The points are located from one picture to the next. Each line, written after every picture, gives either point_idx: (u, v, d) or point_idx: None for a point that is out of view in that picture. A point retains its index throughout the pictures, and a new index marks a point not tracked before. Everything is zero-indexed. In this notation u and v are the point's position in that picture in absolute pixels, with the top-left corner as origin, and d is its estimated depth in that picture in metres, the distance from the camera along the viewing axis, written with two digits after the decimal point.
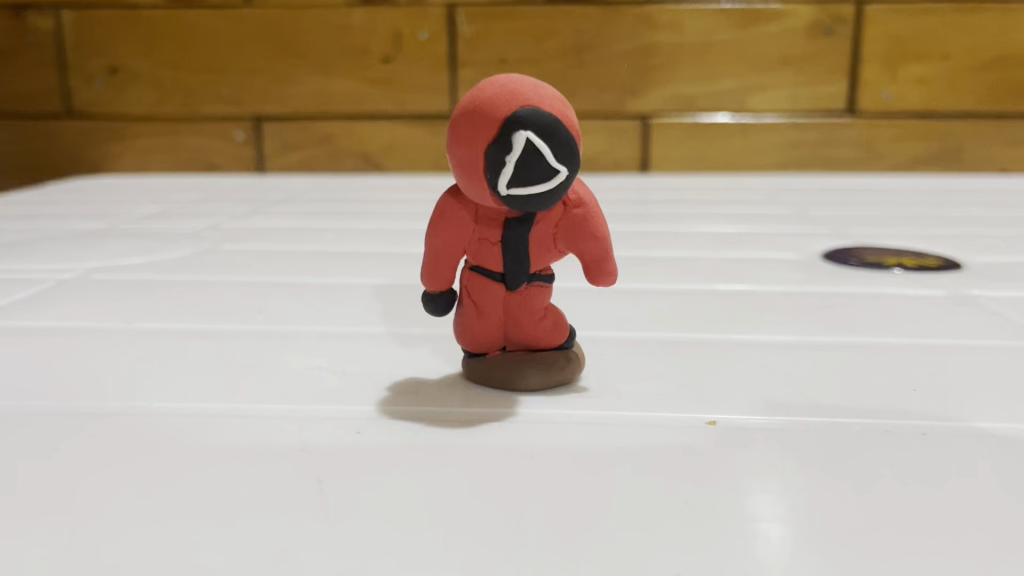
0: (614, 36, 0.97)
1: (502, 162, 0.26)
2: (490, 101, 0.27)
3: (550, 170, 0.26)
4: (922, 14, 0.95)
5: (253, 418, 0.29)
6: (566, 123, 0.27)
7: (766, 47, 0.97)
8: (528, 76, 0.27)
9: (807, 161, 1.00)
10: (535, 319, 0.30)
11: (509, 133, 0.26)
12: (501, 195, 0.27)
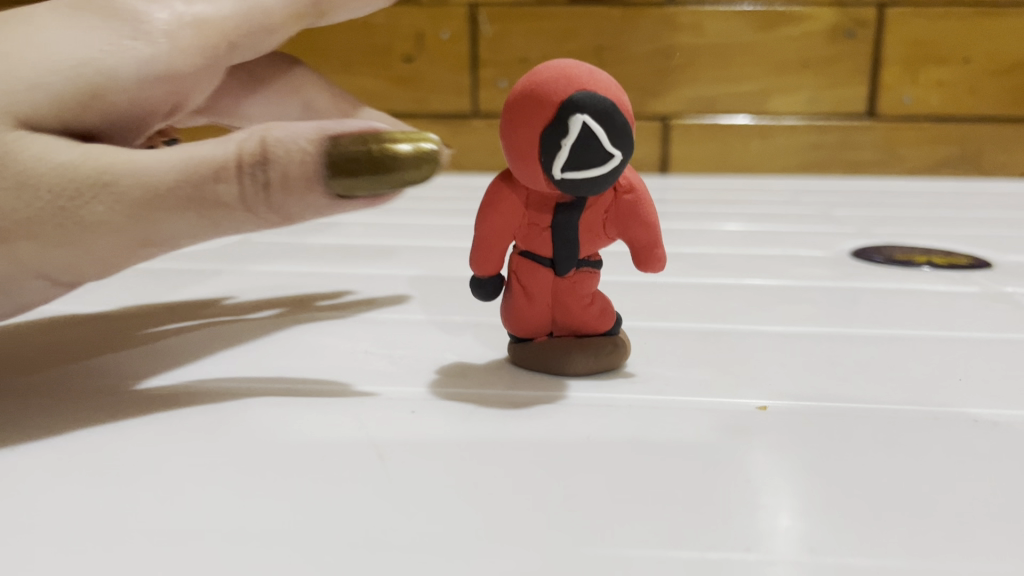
0: (636, 38, 0.98)
1: (558, 145, 0.27)
2: (546, 83, 0.27)
3: (605, 154, 0.27)
4: (945, 17, 0.95)
5: (304, 398, 0.29)
6: (621, 107, 0.27)
7: (787, 50, 0.97)
8: (583, 61, 0.27)
9: (828, 163, 1.00)
10: (583, 305, 0.31)
11: (566, 116, 0.26)
12: (556, 178, 0.28)
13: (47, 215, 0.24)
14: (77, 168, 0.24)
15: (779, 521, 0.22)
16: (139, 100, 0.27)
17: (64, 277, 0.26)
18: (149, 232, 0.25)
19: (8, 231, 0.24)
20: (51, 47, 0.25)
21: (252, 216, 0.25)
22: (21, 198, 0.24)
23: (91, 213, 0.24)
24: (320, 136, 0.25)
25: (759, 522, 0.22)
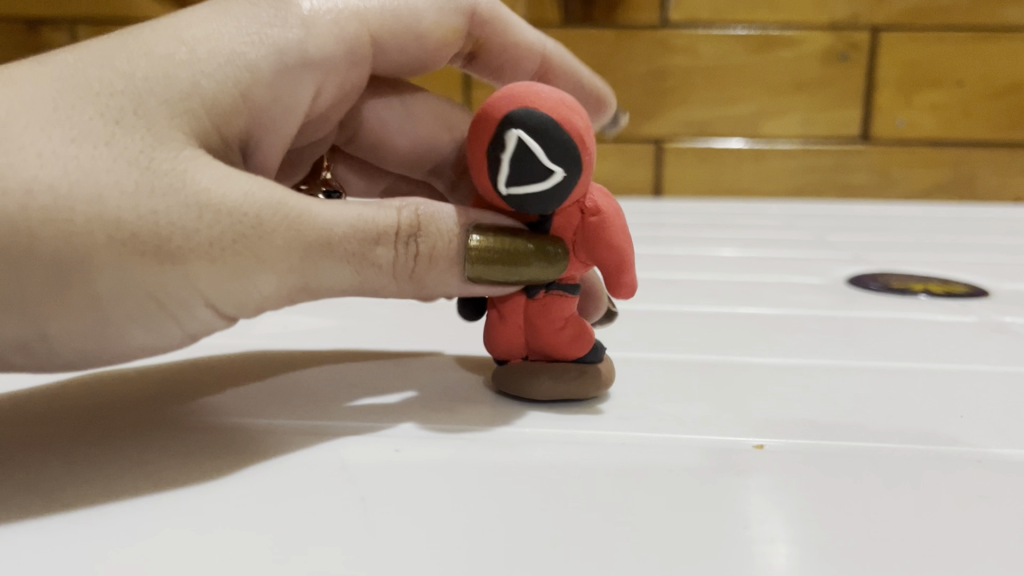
0: (628, 59, 0.98)
1: (499, 160, 0.28)
2: (495, 101, 0.28)
3: (544, 169, 0.27)
4: (938, 41, 0.95)
5: (278, 435, 0.28)
6: (564, 120, 0.27)
7: (781, 72, 0.97)
8: (537, 81, 0.28)
9: (822, 187, 1.00)
10: (554, 328, 0.31)
11: (503, 132, 0.27)
12: (504, 195, 0.29)
13: (227, 242, 0.25)
14: (262, 198, 0.26)
15: (773, 565, 0.21)
16: (282, 94, 0.31)
17: (222, 309, 0.27)
18: (312, 278, 0.27)
19: (190, 259, 0.25)
20: (207, 52, 0.28)
21: (395, 282, 0.29)
22: (203, 220, 0.25)
23: (271, 246, 0.26)
24: (466, 224, 0.29)
25: (753, 567, 0.21)
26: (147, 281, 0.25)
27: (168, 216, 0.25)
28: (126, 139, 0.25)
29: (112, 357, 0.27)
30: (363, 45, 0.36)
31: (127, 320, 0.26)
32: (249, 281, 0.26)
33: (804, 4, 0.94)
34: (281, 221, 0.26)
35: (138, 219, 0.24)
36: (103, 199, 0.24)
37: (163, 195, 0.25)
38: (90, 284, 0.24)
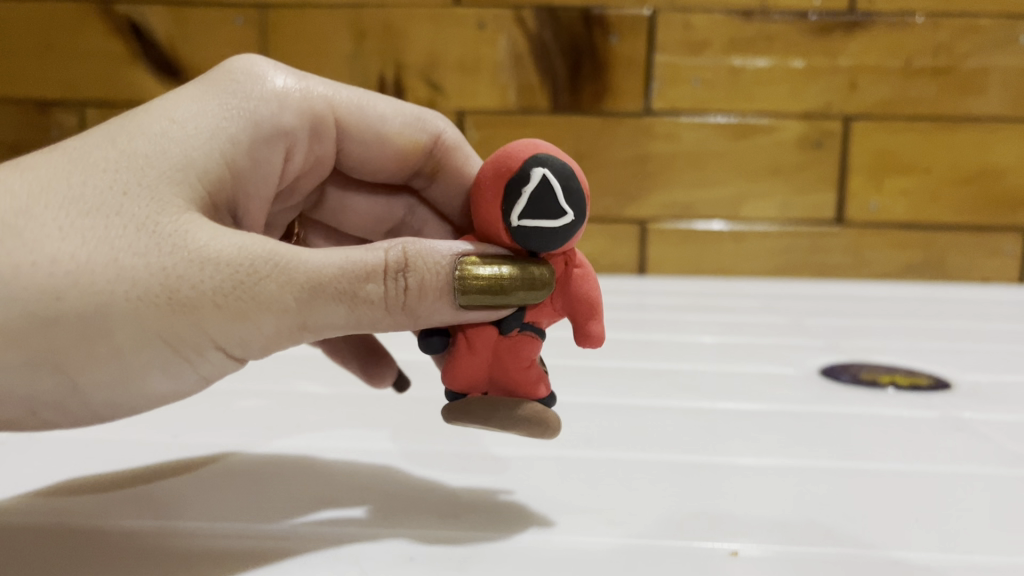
0: (614, 144, 1.02)
1: (522, 191, 0.36)
2: (519, 150, 0.37)
3: (556, 206, 0.36)
4: (905, 131, 1.01)
5: (289, 546, 0.32)
6: (578, 177, 0.38)
7: (759, 157, 1.02)
8: (553, 147, 0.38)
9: (799, 267, 1.04)
10: (519, 365, 0.38)
11: (530, 170, 0.37)
12: (512, 227, 0.37)
13: (228, 289, 0.34)
14: (252, 250, 0.34)
15: None
16: (259, 155, 0.42)
17: (228, 346, 0.35)
18: (309, 317, 0.34)
19: (196, 305, 0.33)
20: (192, 128, 0.39)
21: (390, 313, 0.35)
22: (203, 271, 0.33)
23: (265, 290, 0.34)
24: (454, 257, 0.36)
25: None
26: (164, 324, 0.33)
27: (178, 271, 0.33)
28: (134, 207, 0.34)
29: (141, 393, 0.35)
30: (330, 121, 0.49)
31: (150, 359, 0.34)
32: (252, 321, 0.34)
33: (780, 96, 1.00)
34: (269, 268, 0.34)
35: (149, 274, 0.33)
36: (118, 260, 0.33)
37: (169, 253, 0.34)
38: (116, 329, 0.33)
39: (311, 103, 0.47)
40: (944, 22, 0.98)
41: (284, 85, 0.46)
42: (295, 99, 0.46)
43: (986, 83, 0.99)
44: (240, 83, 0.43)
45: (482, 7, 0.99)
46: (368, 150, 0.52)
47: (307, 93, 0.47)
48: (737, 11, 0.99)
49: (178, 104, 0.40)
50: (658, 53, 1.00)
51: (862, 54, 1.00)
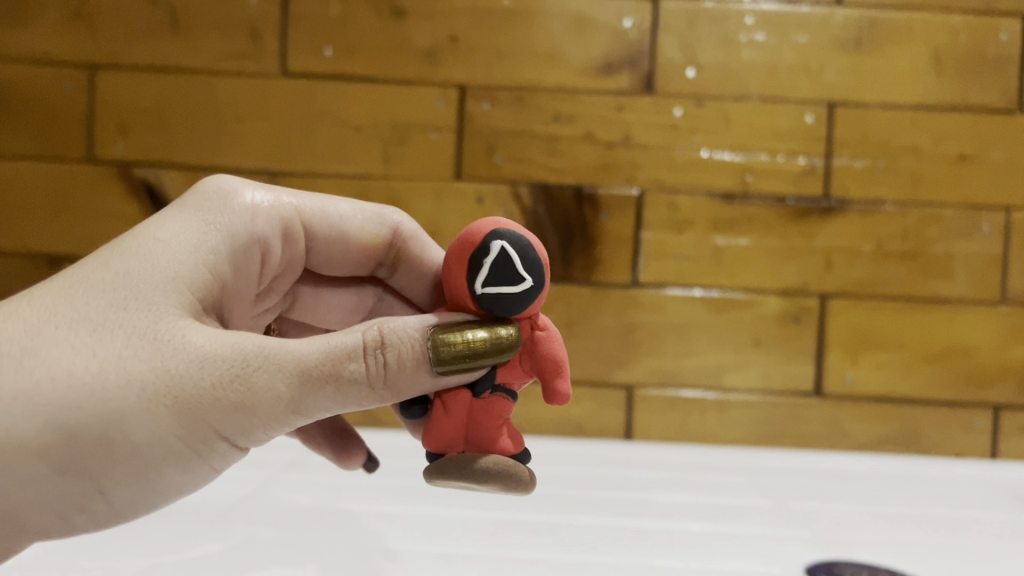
0: (602, 313, 1.06)
1: (486, 260, 0.50)
2: (482, 227, 0.51)
3: (517, 272, 0.50)
4: (879, 310, 1.06)
5: None
6: (533, 247, 0.51)
7: (741, 330, 1.06)
8: (512, 223, 0.52)
9: (778, 435, 1.07)
10: (492, 421, 0.51)
11: (491, 244, 0.50)
12: (481, 295, 0.50)
13: (228, 382, 0.46)
14: (241, 347, 0.46)
15: None
16: (236, 256, 0.55)
17: (228, 432, 0.47)
18: (301, 400, 0.46)
19: (201, 399, 0.45)
20: (176, 245, 0.51)
21: (373, 386, 0.47)
22: (202, 369, 0.46)
23: (260, 379, 0.46)
24: (425, 328, 0.49)
25: None
26: (174, 420, 0.45)
27: (174, 374, 0.45)
28: (136, 318, 0.47)
29: (160, 482, 0.48)
30: (299, 225, 0.64)
31: (164, 450, 0.46)
32: (244, 410, 0.46)
33: (761, 273, 1.06)
34: (257, 359, 0.46)
35: (156, 378, 0.45)
36: (127, 367, 0.45)
37: (170, 356, 0.46)
38: (135, 424, 0.45)
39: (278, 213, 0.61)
40: (911, 210, 1.06)
41: (254, 196, 0.59)
42: (264, 211, 0.60)
43: (952, 267, 1.06)
44: (213, 200, 0.56)
45: (481, 182, 1.06)
46: (333, 246, 0.67)
47: (275, 201, 0.62)
48: (719, 194, 1.06)
49: (162, 226, 0.52)
50: (645, 230, 1.06)
51: (836, 236, 1.06)
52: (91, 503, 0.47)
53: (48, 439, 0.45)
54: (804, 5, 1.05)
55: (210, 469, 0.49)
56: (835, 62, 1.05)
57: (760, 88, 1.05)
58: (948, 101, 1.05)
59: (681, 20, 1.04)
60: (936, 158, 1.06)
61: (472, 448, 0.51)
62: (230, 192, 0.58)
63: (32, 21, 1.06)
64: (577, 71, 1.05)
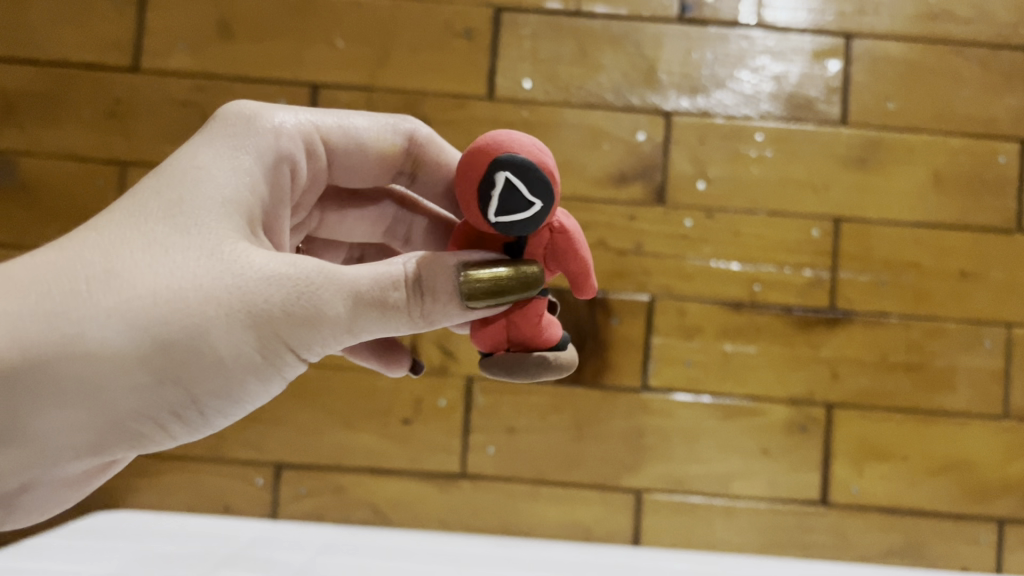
0: (612, 416, 1.08)
1: (492, 193, 0.51)
2: (486, 152, 0.51)
3: (524, 199, 0.51)
4: (884, 421, 1.08)
5: None
6: (535, 164, 0.51)
7: (749, 438, 1.08)
8: (515, 134, 0.52)
9: (785, 544, 1.07)
10: (532, 324, 0.56)
11: (495, 173, 0.50)
12: (495, 222, 0.52)
13: (294, 299, 0.51)
14: (299, 268, 0.51)
15: None
16: (272, 179, 0.59)
17: (296, 349, 0.52)
18: (355, 321, 0.53)
19: (272, 317, 0.50)
20: (217, 171, 0.55)
21: (410, 314, 0.53)
22: (269, 288, 0.50)
23: (321, 297, 0.51)
24: (449, 261, 0.53)
25: None
26: (252, 334, 0.50)
27: (249, 291, 0.50)
28: (198, 241, 0.51)
29: (240, 389, 0.53)
30: (318, 141, 0.65)
31: (249, 357, 0.51)
32: (313, 325, 0.51)
33: (768, 381, 1.08)
34: (317, 279, 0.51)
35: (230, 297, 0.50)
36: (201, 285, 0.49)
37: (239, 275, 0.50)
38: (218, 339, 0.49)
39: (304, 134, 0.64)
40: (915, 324, 1.08)
41: (277, 114, 0.62)
42: (293, 135, 0.62)
43: (955, 380, 1.08)
44: (239, 126, 0.59)
45: None
46: (353, 161, 0.68)
47: (298, 118, 0.64)
48: (728, 302, 1.08)
49: (199, 153, 0.56)
50: (655, 336, 1.08)
51: (842, 347, 1.08)
52: (182, 412, 0.51)
53: (149, 355, 0.48)
54: (810, 125, 1.10)
55: (278, 376, 0.54)
56: (839, 179, 1.10)
57: (768, 201, 1.09)
58: (949, 219, 1.09)
59: (692, 136, 1.09)
60: (939, 274, 1.09)
61: (518, 346, 0.56)
62: (255, 116, 0.60)
63: (69, 119, 1.10)
64: (591, 180, 1.09)
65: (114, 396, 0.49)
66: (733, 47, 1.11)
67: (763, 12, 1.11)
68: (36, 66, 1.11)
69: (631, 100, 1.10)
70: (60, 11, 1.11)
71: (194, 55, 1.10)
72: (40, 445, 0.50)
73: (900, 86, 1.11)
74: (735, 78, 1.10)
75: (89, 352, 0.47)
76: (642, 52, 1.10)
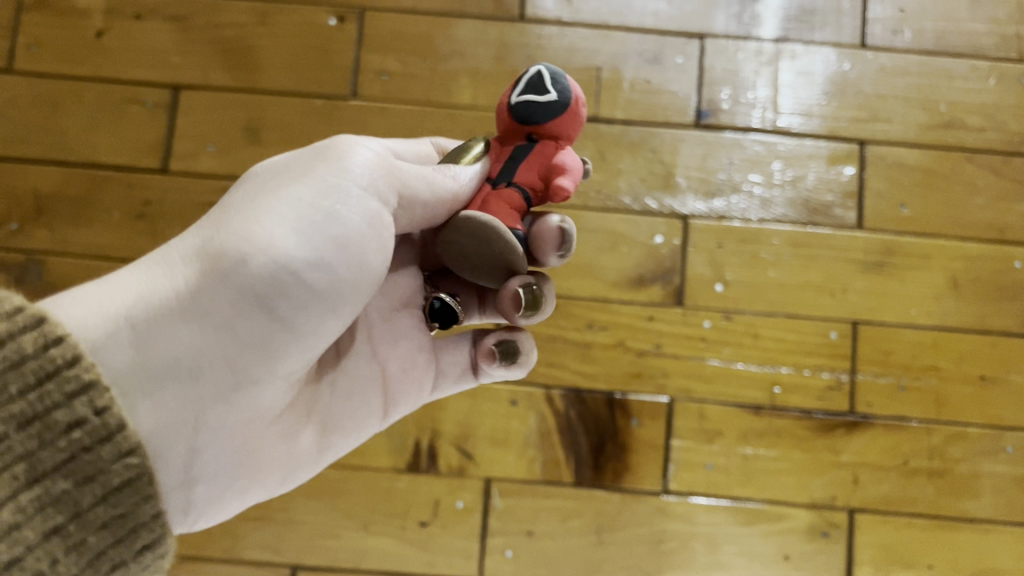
0: (632, 519, 1.07)
1: (522, 81, 0.62)
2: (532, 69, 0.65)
3: (545, 91, 0.61)
4: (906, 527, 1.07)
5: None
6: (569, 82, 0.63)
7: (770, 543, 1.06)
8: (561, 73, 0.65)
9: None
10: (497, 201, 0.62)
11: (530, 70, 0.63)
12: (516, 103, 0.62)
13: (321, 169, 0.61)
14: (321, 157, 0.62)
15: None
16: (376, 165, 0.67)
17: (356, 208, 0.60)
18: (403, 180, 0.63)
19: (313, 190, 0.60)
20: None
21: (443, 170, 0.65)
22: (304, 174, 0.61)
23: (344, 164, 0.62)
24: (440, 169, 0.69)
25: None
26: (306, 203, 0.59)
27: (295, 182, 0.60)
28: (248, 184, 0.62)
29: (330, 260, 0.59)
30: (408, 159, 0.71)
31: (319, 226, 0.58)
32: (353, 183, 0.61)
33: (789, 486, 1.07)
34: (340, 157, 0.62)
35: (274, 190, 0.60)
36: (252, 195, 0.60)
37: (281, 179, 0.61)
38: (275, 214, 0.58)
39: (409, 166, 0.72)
40: (935, 429, 1.08)
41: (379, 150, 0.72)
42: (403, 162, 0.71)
43: (979, 486, 1.07)
44: None
45: (515, 386, 1.08)
46: None
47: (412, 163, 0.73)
48: (747, 405, 1.08)
49: None
50: (674, 439, 1.08)
51: (863, 452, 1.08)
52: (284, 292, 0.57)
53: (226, 248, 0.57)
54: (826, 229, 1.11)
55: (359, 251, 0.61)
56: (857, 283, 1.10)
57: (786, 304, 1.10)
58: (967, 324, 1.10)
59: (710, 239, 1.11)
60: (959, 378, 1.09)
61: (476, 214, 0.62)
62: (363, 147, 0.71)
63: (98, 220, 1.13)
64: (610, 282, 1.10)
65: (214, 296, 0.56)
66: (749, 152, 1.13)
67: (778, 118, 1.14)
68: (69, 168, 1.14)
69: (649, 203, 1.11)
70: (94, 115, 1.15)
71: (222, 157, 1.13)
72: (182, 371, 0.56)
73: (915, 192, 1.12)
74: (752, 182, 1.12)
75: (186, 273, 0.57)
76: (660, 157, 1.12)
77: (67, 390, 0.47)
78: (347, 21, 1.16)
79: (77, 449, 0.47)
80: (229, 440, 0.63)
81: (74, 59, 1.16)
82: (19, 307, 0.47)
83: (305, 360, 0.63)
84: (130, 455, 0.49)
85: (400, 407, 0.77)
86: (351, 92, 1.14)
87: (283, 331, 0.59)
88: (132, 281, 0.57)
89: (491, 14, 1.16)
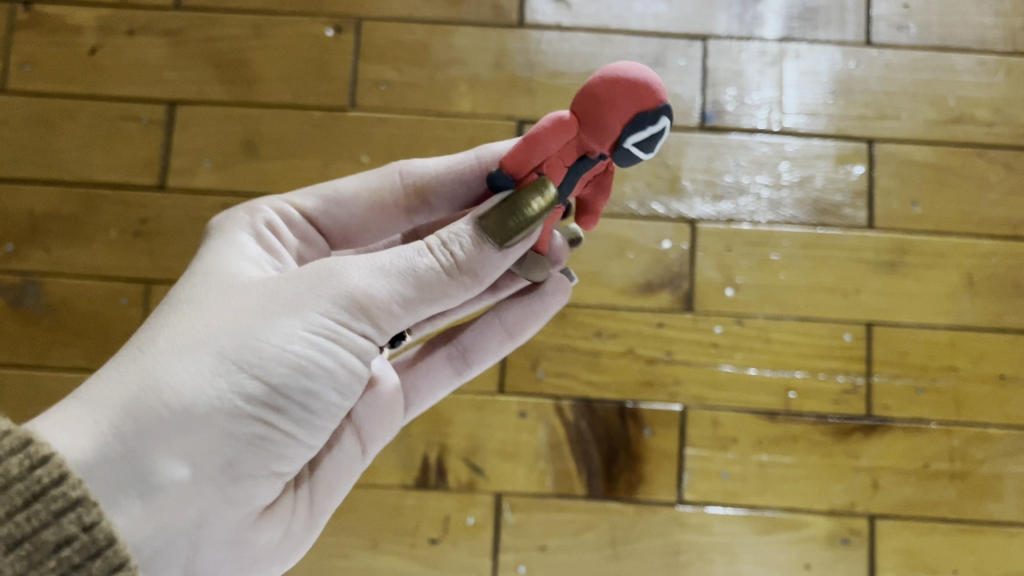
0: (648, 530, 1.04)
1: (648, 127, 0.60)
2: (656, 87, 0.59)
3: (652, 146, 0.62)
4: (929, 531, 1.04)
5: None
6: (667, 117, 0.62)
7: (791, 552, 1.03)
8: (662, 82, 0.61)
9: None
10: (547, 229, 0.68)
11: (660, 115, 0.59)
12: (626, 147, 0.61)
13: (301, 280, 0.62)
14: (298, 269, 0.63)
15: None
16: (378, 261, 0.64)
17: (350, 325, 0.61)
18: (397, 286, 0.62)
19: (297, 304, 0.61)
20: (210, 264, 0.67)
21: (449, 274, 0.63)
22: (283, 285, 0.62)
23: (327, 277, 0.62)
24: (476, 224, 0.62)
25: None
26: (290, 316, 0.60)
27: (274, 293, 0.61)
28: (219, 293, 0.63)
29: (319, 368, 0.61)
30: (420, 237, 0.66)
31: (310, 343, 0.60)
32: (340, 296, 0.61)
33: (807, 492, 1.05)
34: (318, 266, 0.63)
35: (255, 302, 0.61)
36: (226, 309, 0.61)
37: (262, 291, 0.62)
38: (261, 331, 0.59)
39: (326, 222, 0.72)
40: (956, 431, 1.06)
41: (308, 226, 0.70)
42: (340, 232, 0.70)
43: (1002, 489, 1.05)
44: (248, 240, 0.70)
45: (525, 398, 1.06)
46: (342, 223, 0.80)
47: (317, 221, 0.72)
48: (761, 411, 1.06)
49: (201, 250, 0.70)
50: (689, 447, 1.05)
51: (882, 455, 1.05)
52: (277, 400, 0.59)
53: (218, 365, 0.58)
54: (836, 230, 1.09)
55: (345, 364, 0.62)
56: (870, 283, 1.08)
57: (798, 307, 1.07)
58: (984, 322, 1.08)
59: (719, 243, 1.09)
60: (978, 377, 1.07)
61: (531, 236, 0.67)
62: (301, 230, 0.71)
63: (95, 239, 1.10)
64: (618, 289, 1.08)
65: (211, 407, 0.57)
66: (755, 153, 1.11)
67: (784, 118, 1.12)
68: (65, 188, 1.12)
69: (654, 208, 1.09)
70: (90, 134, 1.13)
71: (219, 172, 1.11)
72: (180, 483, 0.56)
73: (926, 190, 1.10)
74: (759, 184, 1.10)
75: (179, 386, 0.57)
76: (665, 161, 1.10)
77: (54, 508, 0.47)
78: (344, 32, 1.14)
79: (66, 567, 0.47)
80: (227, 536, 0.62)
81: (69, 78, 1.14)
82: (4, 430, 0.48)
83: (298, 458, 0.64)
84: (121, 571, 0.48)
85: (376, 442, 0.76)
86: (349, 102, 1.13)
87: (280, 436, 0.60)
88: (119, 399, 0.56)
89: (489, 21, 1.14)
